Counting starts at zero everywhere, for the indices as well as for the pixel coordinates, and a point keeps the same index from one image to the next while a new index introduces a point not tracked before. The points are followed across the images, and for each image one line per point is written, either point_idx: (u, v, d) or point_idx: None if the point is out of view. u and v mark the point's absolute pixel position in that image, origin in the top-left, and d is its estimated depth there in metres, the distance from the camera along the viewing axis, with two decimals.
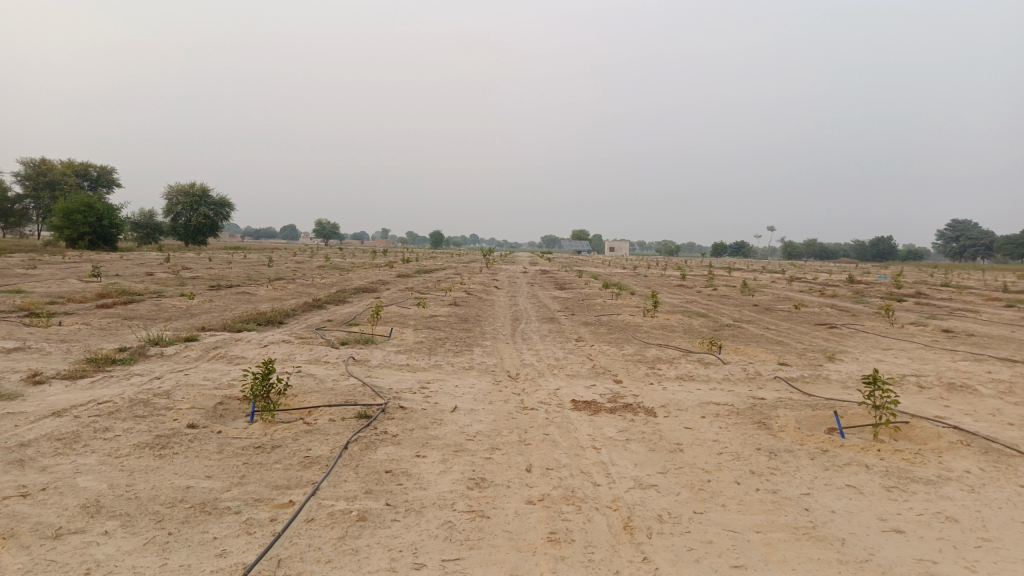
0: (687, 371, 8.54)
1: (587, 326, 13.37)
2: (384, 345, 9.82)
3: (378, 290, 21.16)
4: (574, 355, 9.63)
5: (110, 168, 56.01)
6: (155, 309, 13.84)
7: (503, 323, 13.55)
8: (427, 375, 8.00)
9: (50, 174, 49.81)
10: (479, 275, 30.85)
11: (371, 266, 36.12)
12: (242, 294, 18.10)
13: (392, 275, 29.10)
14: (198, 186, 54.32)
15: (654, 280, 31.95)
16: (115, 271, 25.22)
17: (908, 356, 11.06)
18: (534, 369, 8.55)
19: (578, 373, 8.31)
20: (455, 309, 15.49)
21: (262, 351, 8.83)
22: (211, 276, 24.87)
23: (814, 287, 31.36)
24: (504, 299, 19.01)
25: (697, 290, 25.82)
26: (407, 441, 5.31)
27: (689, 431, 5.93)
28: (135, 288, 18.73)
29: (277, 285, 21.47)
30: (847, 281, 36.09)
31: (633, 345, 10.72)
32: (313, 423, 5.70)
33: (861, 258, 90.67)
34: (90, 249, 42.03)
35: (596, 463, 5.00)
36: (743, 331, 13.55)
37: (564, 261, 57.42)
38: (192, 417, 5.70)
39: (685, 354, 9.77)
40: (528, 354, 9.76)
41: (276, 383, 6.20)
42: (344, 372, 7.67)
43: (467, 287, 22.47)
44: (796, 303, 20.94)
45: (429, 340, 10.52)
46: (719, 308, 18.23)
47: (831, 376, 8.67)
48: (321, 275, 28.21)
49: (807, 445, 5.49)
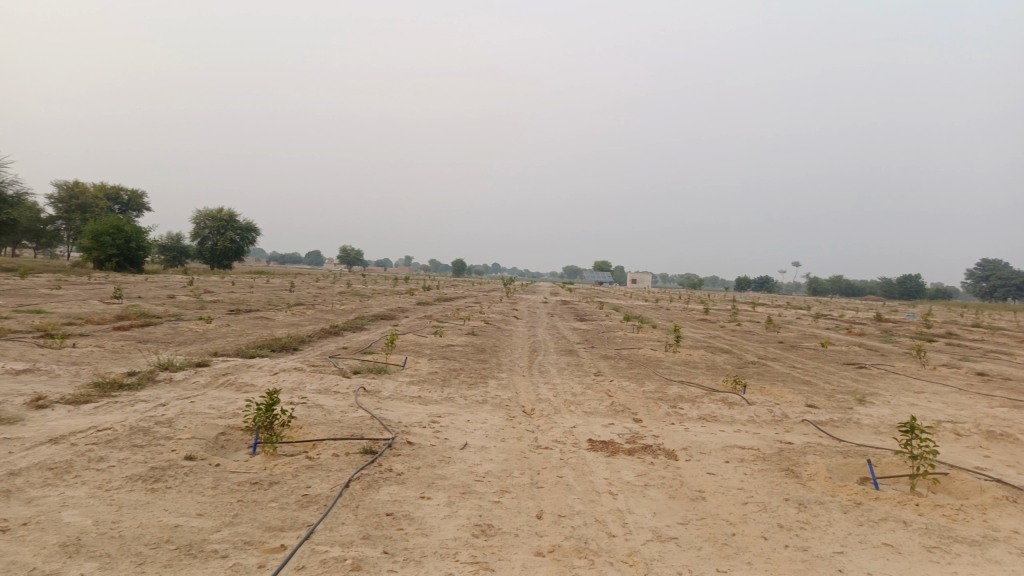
0: (710, 412, 8.18)
1: (607, 359, 13.05)
2: (397, 375, 9.57)
3: (396, 318, 20.97)
4: (593, 391, 9.29)
5: (140, 192, 56.98)
6: (171, 333, 13.75)
7: (521, 355, 13.25)
8: (439, 408, 7.73)
9: (83, 197, 50.81)
10: (499, 304, 30.66)
11: (392, 293, 36.10)
12: (260, 319, 18.03)
13: (412, 303, 29.02)
14: (225, 211, 55.01)
15: (676, 314, 31.51)
16: (137, 293, 25.37)
17: (943, 400, 10.57)
18: (550, 405, 8.23)
19: (595, 411, 7.99)
20: (473, 339, 15.24)
21: (272, 378, 8.63)
22: (232, 301, 24.91)
23: (841, 325, 30.67)
24: (523, 330, 18.72)
25: (721, 325, 25.33)
26: (412, 480, 5.03)
27: (711, 478, 5.59)
28: (155, 310, 18.77)
29: (296, 311, 21.40)
30: (875, 319, 35.30)
31: (654, 382, 10.38)
32: (316, 458, 5.44)
33: (888, 296, 89.18)
34: (117, 271, 42.58)
35: (612, 511, 4.67)
36: (769, 370, 13.11)
37: (586, 293, 57.03)
38: (191, 448, 5.48)
39: (709, 393, 9.41)
40: (545, 388, 9.45)
41: (280, 414, 5.98)
42: (353, 403, 7.43)
43: (487, 317, 22.24)
44: (823, 341, 20.39)
45: (444, 371, 10.27)
46: (744, 345, 17.77)
47: (862, 421, 8.26)
48: (341, 301, 28.22)
49: (839, 497, 5.12)
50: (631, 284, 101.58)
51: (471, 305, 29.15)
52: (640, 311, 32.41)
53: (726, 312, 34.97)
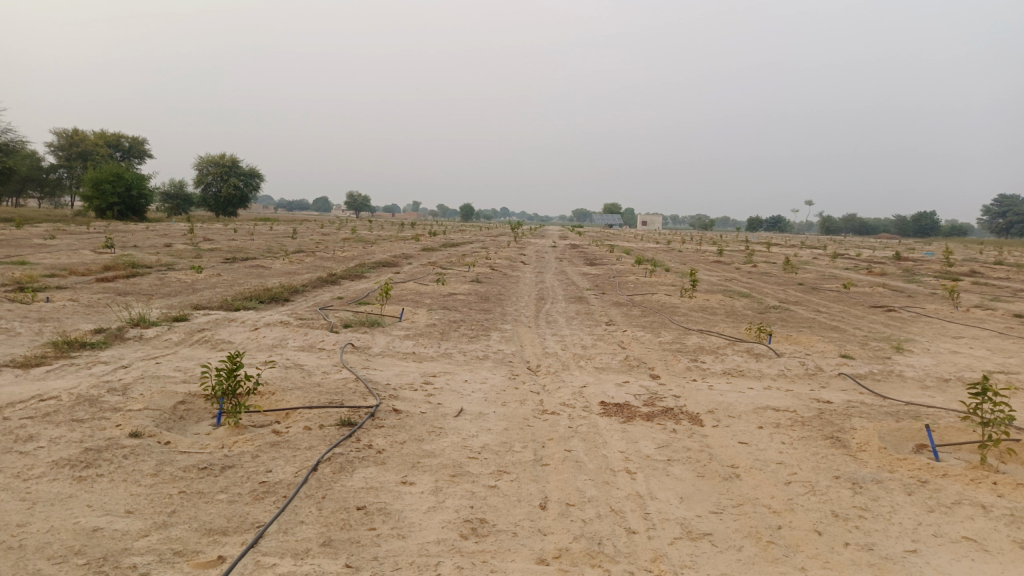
0: (735, 366, 7.34)
1: (619, 307, 12.23)
2: (390, 329, 8.77)
3: (399, 265, 20.11)
4: (605, 343, 8.48)
5: (141, 139, 55.76)
6: (157, 284, 12.96)
7: (527, 303, 12.45)
8: (433, 367, 6.93)
9: (83, 144, 49.78)
10: (506, 249, 29.83)
11: (398, 239, 35.27)
12: (255, 268, 17.22)
13: (417, 248, 28.18)
14: (227, 156, 53.75)
15: (688, 256, 30.63)
16: (133, 243, 24.53)
17: (986, 346, 9.67)
18: (558, 361, 7.43)
19: (608, 367, 7.18)
20: (477, 286, 14.41)
21: (252, 335, 7.85)
22: (230, 249, 24.13)
23: (860, 265, 29.58)
24: (530, 276, 17.85)
25: (736, 266, 24.33)
26: (392, 460, 4.25)
27: (745, 450, 4.79)
28: (147, 260, 17.98)
29: (296, 259, 20.59)
30: (895, 258, 34.12)
31: (670, 331, 9.55)
32: (284, 433, 4.68)
33: (903, 234, 87.62)
34: (118, 219, 41.78)
35: (631, 497, 3.89)
36: (793, 315, 12.23)
37: (595, 235, 55.95)
38: (139, 423, 4.71)
39: (732, 343, 8.58)
40: (552, 340, 8.65)
41: (245, 381, 5.18)
42: (337, 363, 6.64)
43: (493, 262, 21.39)
44: (844, 283, 19.42)
45: (443, 323, 9.47)
46: (763, 288, 16.88)
47: (906, 373, 7.43)
48: (343, 247, 27.44)
49: (899, 474, 4.32)
50: (641, 225, 100.26)
51: (476, 251, 28.22)
52: (651, 253, 31.37)
53: (740, 253, 33.89)
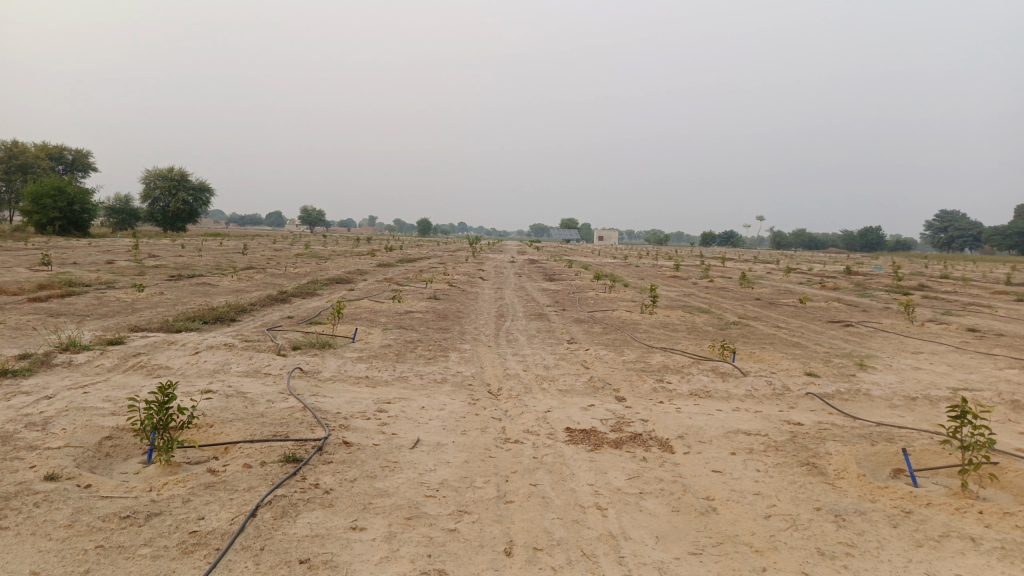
0: (702, 387, 7.11)
1: (579, 324, 11.98)
2: (343, 351, 8.32)
3: (353, 282, 19.54)
4: (567, 364, 8.18)
5: (85, 153, 53.87)
6: (93, 304, 12.23)
7: (486, 321, 12.11)
8: (388, 392, 6.54)
9: (23, 157, 47.92)
10: (464, 264, 29.47)
11: (353, 255, 34.65)
12: (202, 286, 16.50)
13: (372, 264, 27.60)
14: (176, 170, 52.28)
15: (645, 271, 30.70)
16: (73, 260, 23.42)
17: (946, 362, 9.67)
18: (519, 383, 7.10)
19: (572, 389, 6.87)
20: (434, 304, 14.01)
21: (193, 359, 7.33)
22: (178, 265, 23.27)
23: (813, 279, 30.00)
24: (488, 292, 17.51)
25: (693, 281, 24.39)
26: (341, 502, 3.86)
27: (719, 479, 4.52)
28: (86, 278, 17.10)
29: (246, 276, 19.86)
30: (845, 273, 34.75)
31: (634, 350, 9.30)
32: (221, 472, 4.24)
33: (851, 249, 89.95)
34: (60, 235, 40.14)
35: (603, 539, 3.58)
36: (753, 331, 12.14)
37: (552, 250, 55.97)
38: (56, 463, 4.21)
39: (697, 361, 8.38)
40: (513, 361, 8.32)
41: (179, 415, 4.73)
42: (284, 390, 6.20)
43: (450, 278, 21.01)
44: (800, 297, 19.54)
45: (399, 343, 9.07)
46: (722, 303, 16.85)
47: (872, 391, 7.31)
48: (295, 263, 26.81)
49: (881, 504, 4.10)
50: (598, 240, 100.98)
51: (433, 267, 27.78)
52: (609, 268, 31.31)
53: (697, 268, 34.09)
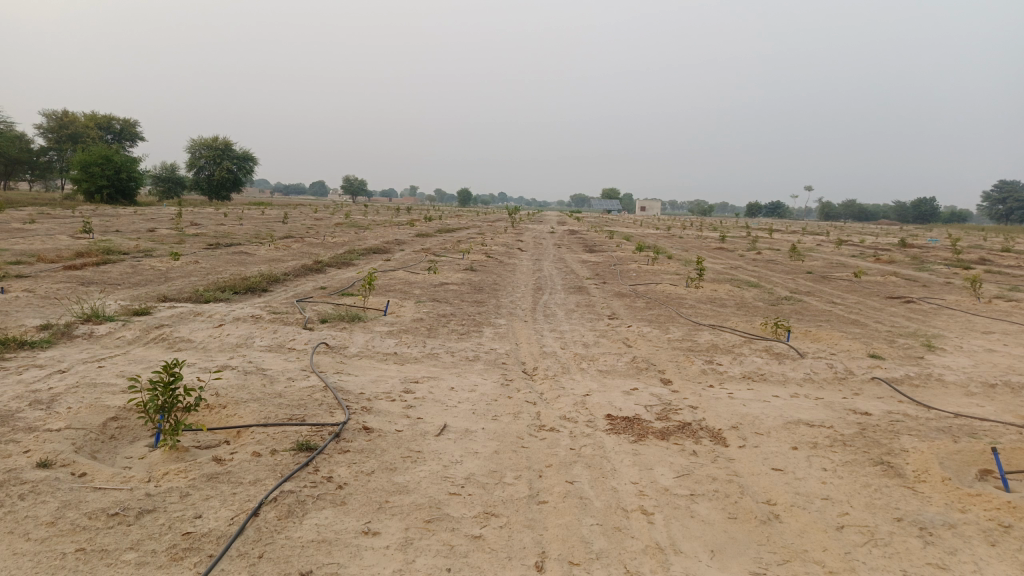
0: (755, 369, 6.54)
1: (621, 298, 11.44)
2: (372, 325, 7.94)
3: (390, 252, 19.21)
4: (608, 341, 7.67)
5: (132, 122, 54.52)
6: (127, 273, 12.08)
7: (524, 293, 11.63)
8: (416, 371, 6.13)
9: (73, 126, 48.76)
10: (503, 235, 28.98)
11: (392, 224, 34.48)
12: (238, 254, 16.35)
13: (411, 234, 27.30)
14: (220, 140, 52.60)
15: (689, 242, 29.82)
16: (116, 228, 23.58)
17: (1022, 343, 8.89)
18: (557, 363, 6.63)
19: (613, 370, 6.37)
20: (471, 275, 13.57)
21: (215, 332, 7.02)
22: (218, 234, 23.27)
23: (866, 252, 28.72)
24: (527, 264, 17.00)
25: (739, 254, 23.50)
26: (354, 500, 3.46)
27: (781, 480, 4.00)
28: (125, 246, 17.09)
29: (283, 245, 19.68)
30: (901, 245, 33.23)
31: (680, 327, 8.73)
32: (227, 460, 3.88)
33: (903, 220, 86.86)
34: (107, 203, 40.76)
35: (649, 552, 3.11)
36: (807, 307, 11.42)
37: (593, 221, 55.07)
38: (53, 448, 3.89)
39: (748, 340, 7.79)
40: (550, 337, 7.84)
41: (185, 397, 4.37)
42: (305, 368, 5.83)
43: (488, 249, 20.57)
44: (855, 271, 18.57)
45: (431, 317, 8.66)
46: (771, 277, 16.08)
47: (945, 376, 6.65)
48: (333, 233, 26.70)
49: (973, 515, 3.54)
50: (640, 211, 99.39)
51: (471, 237, 27.34)
52: (652, 240, 30.41)
53: (743, 240, 33.00)
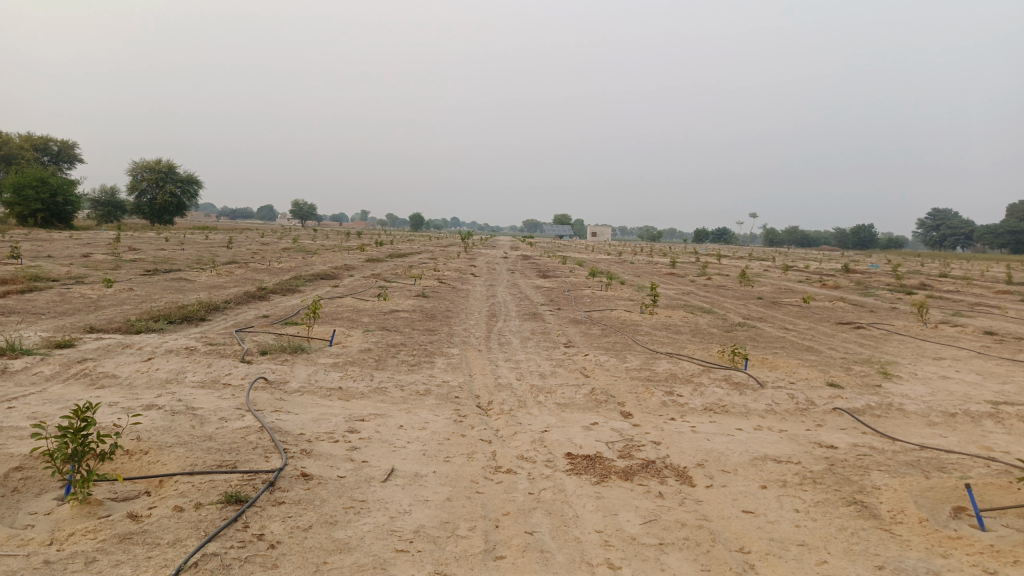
0: (717, 401, 6.33)
1: (576, 326, 11.20)
2: (316, 356, 7.50)
3: (339, 278, 18.69)
4: (565, 372, 7.39)
5: (70, 144, 52.67)
6: (54, 301, 11.35)
7: (477, 321, 11.30)
8: (362, 407, 5.73)
9: (7, 147, 46.81)
10: (455, 260, 28.65)
11: (342, 249, 33.84)
12: (178, 281, 15.64)
13: (361, 259, 26.78)
14: (163, 162, 51.15)
15: (641, 267, 29.97)
16: (49, 253, 22.47)
17: (973, 369, 8.93)
18: (512, 396, 6.31)
19: (571, 404, 6.08)
20: (422, 302, 13.19)
21: (143, 367, 6.49)
22: (158, 259, 22.38)
23: (812, 278, 29.28)
24: (480, 290, 16.68)
25: (691, 279, 23.64)
26: (288, 562, 3.07)
27: (753, 524, 3.75)
28: (55, 272, 16.18)
29: (226, 271, 18.94)
30: (844, 271, 34.03)
31: (637, 355, 8.51)
32: (145, 517, 3.44)
33: (844, 246, 89.56)
34: (42, 227, 39.06)
35: None
36: (762, 334, 11.37)
37: (546, 247, 55.15)
38: None
39: (707, 370, 7.61)
40: (505, 368, 7.52)
41: (100, 443, 3.91)
42: (241, 406, 5.38)
43: (440, 275, 20.20)
44: (804, 297, 18.78)
45: (380, 347, 8.26)
46: (724, 303, 16.10)
47: (905, 405, 6.55)
48: (280, 258, 25.99)
49: (956, 559, 3.34)
50: (591, 236, 100.27)
51: (422, 262, 26.92)
52: (604, 265, 30.48)
53: (693, 265, 33.31)
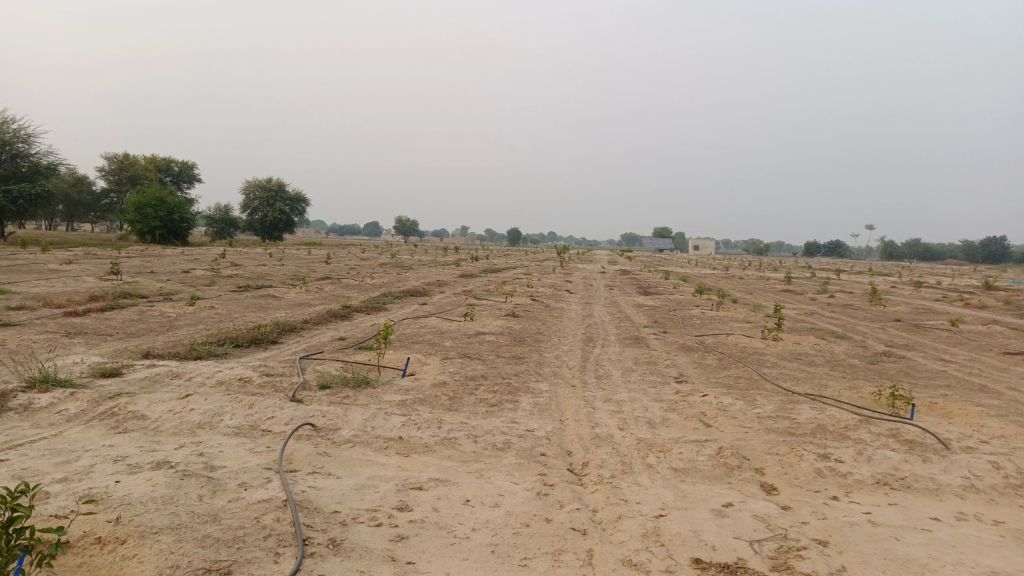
0: (890, 471, 4.73)
1: (688, 354, 9.66)
2: (382, 392, 6.39)
3: (428, 295, 17.83)
4: (680, 420, 5.95)
5: (191, 164, 55.13)
6: (131, 321, 10.85)
7: (572, 346, 9.97)
8: (423, 468, 4.52)
9: (133, 169, 49.46)
10: (552, 275, 27.42)
11: (437, 265, 33.31)
12: (264, 299, 15.12)
13: (454, 275, 26.03)
14: (274, 181, 52.69)
15: (750, 283, 27.81)
16: (153, 268, 22.74)
17: None
18: (615, 455, 4.95)
19: (693, 471, 4.64)
20: (512, 323, 11.97)
21: (177, 406, 5.53)
22: (255, 275, 22.28)
23: (950, 295, 26.04)
24: (576, 309, 15.33)
25: (811, 297, 21.40)
26: None
27: None
28: (148, 288, 16.01)
29: (314, 288, 18.41)
30: (984, 287, 30.50)
31: (768, 397, 6.92)
32: None
33: (975, 259, 82.38)
34: (159, 243, 40.68)
35: None
36: (915, 367, 9.42)
37: (645, 260, 53.28)
38: None
39: (866, 421, 5.96)
40: (605, 412, 6.15)
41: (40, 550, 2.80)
42: (270, 466, 4.28)
43: (535, 292, 18.98)
44: (950, 319, 16.33)
45: (458, 381, 7.07)
46: (858, 326, 14.04)
47: None
48: (374, 273, 25.58)
49: None
50: (694, 250, 96.79)
51: (518, 278, 25.82)
52: (712, 281, 28.50)
53: (810, 281, 30.73)
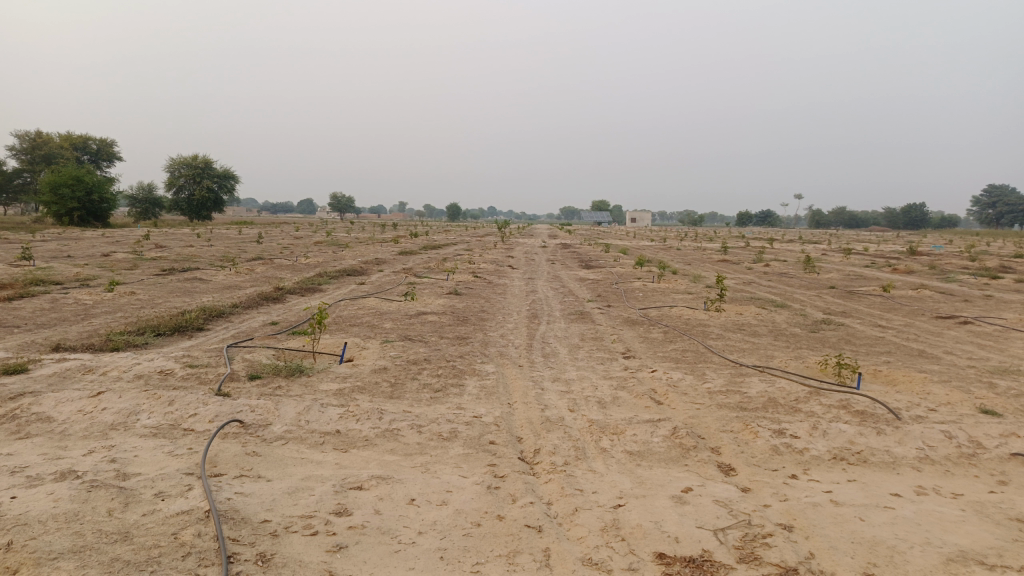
0: (846, 446, 4.63)
1: (634, 328, 9.52)
2: (318, 381, 5.99)
3: (366, 274, 17.28)
4: (632, 398, 5.76)
5: (110, 141, 52.31)
6: (42, 310, 10.06)
7: (516, 324, 9.70)
8: (362, 465, 4.18)
9: (47, 147, 46.64)
10: (493, 251, 27.10)
11: (374, 242, 32.55)
12: (191, 282, 14.35)
13: (392, 252, 25.43)
14: (200, 159, 50.52)
15: (688, 254, 28.09)
16: (71, 252, 21.42)
17: None
18: (567, 440, 4.70)
19: (649, 455, 4.44)
20: (454, 301, 11.62)
21: (88, 406, 5.03)
22: (182, 257, 21.24)
23: (878, 262, 26.80)
24: (518, 284, 15.07)
25: (747, 267, 21.69)
26: None
27: None
28: (64, 274, 15.00)
29: (246, 269, 17.61)
30: (908, 252, 31.62)
31: (718, 370, 6.81)
32: None
33: (897, 226, 85.78)
34: (78, 225, 38.55)
35: None
36: (855, 334, 9.51)
37: (584, 233, 53.42)
38: None
39: (817, 392, 5.89)
40: (555, 393, 5.91)
41: None
42: (191, 472, 3.87)
43: (476, 268, 18.62)
44: (882, 284, 16.75)
45: (398, 365, 6.71)
46: (796, 294, 14.21)
47: None
48: (309, 252, 24.77)
49: None
50: (631, 222, 97.83)
51: (458, 254, 25.39)
52: (651, 253, 28.68)
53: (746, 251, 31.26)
